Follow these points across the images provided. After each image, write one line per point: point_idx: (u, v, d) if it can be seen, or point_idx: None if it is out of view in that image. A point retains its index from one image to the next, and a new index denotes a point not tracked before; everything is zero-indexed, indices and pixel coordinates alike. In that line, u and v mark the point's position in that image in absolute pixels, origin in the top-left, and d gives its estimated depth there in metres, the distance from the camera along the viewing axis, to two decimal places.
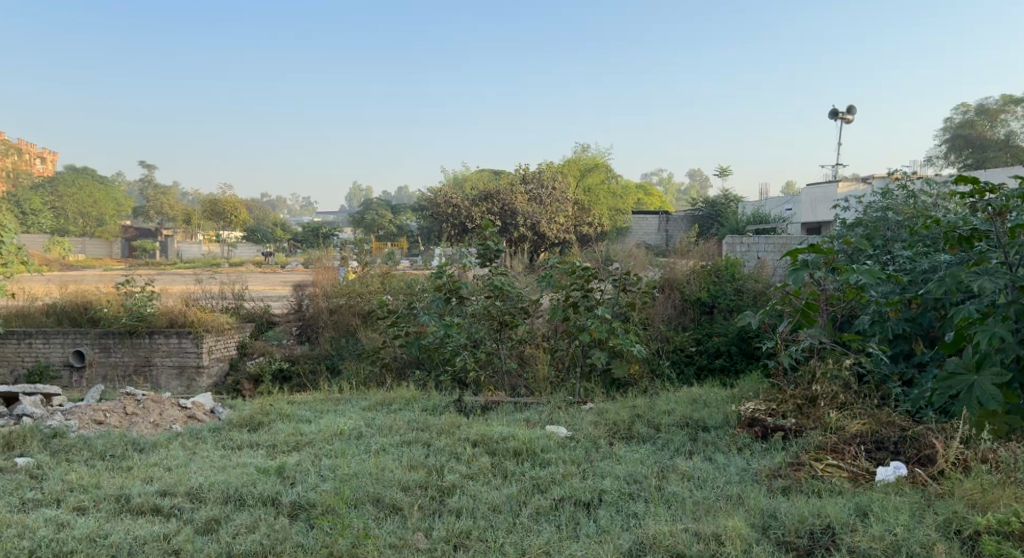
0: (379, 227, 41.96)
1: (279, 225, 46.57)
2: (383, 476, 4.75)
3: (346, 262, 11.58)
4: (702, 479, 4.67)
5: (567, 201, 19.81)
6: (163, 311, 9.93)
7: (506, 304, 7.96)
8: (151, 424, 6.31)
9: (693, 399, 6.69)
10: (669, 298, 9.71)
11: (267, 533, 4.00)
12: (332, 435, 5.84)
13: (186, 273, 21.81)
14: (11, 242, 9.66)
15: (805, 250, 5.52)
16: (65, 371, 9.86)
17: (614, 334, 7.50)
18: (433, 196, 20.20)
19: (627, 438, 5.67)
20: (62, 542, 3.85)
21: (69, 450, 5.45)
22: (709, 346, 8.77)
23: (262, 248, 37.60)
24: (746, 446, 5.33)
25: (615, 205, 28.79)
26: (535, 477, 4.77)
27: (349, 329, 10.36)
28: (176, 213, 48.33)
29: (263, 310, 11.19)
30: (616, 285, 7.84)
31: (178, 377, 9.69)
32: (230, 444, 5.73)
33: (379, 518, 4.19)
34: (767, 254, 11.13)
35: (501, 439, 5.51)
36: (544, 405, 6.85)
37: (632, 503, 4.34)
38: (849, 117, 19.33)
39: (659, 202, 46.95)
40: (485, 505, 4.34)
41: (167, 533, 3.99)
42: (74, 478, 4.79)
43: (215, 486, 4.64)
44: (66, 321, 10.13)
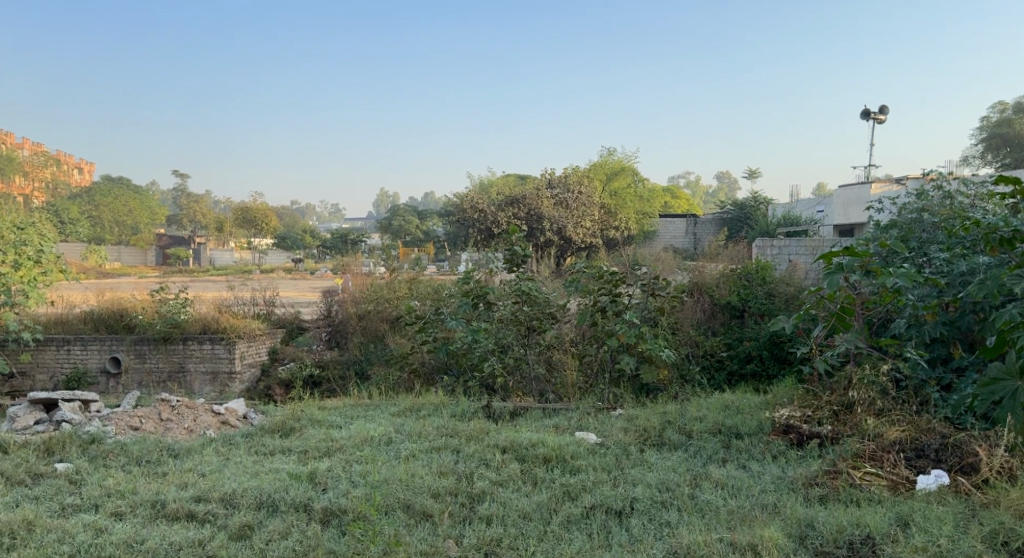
0: (407, 233, 42.25)
1: (309, 232, 47.16)
2: (413, 483, 4.76)
3: (375, 268, 11.65)
4: (736, 488, 4.60)
5: (593, 205, 19.77)
6: (197, 318, 10.09)
7: (534, 308, 7.94)
8: (185, 430, 6.41)
9: (726, 406, 6.60)
10: (698, 302, 9.60)
11: (300, 539, 4.03)
12: (363, 441, 5.86)
13: (218, 280, 22.19)
14: (51, 251, 9.90)
15: (840, 252, 5.39)
16: (102, 377, 10.04)
17: (643, 339, 7.45)
18: (460, 201, 20.28)
19: (658, 445, 5.61)
20: (101, 547, 3.91)
21: (107, 455, 5.56)
22: (740, 352, 8.66)
23: (292, 255, 38.17)
24: (781, 454, 5.24)
25: (643, 209, 28.62)
26: (565, 484, 4.73)
27: (377, 335, 10.48)
28: (208, 221, 49.24)
29: (293, 316, 11.32)
30: (645, 288, 7.74)
31: (211, 383, 9.83)
32: (263, 450, 5.79)
33: (410, 525, 4.20)
34: (799, 256, 10.95)
35: (531, 445, 5.48)
36: (573, 411, 6.81)
37: (664, 511, 4.28)
38: (881, 118, 19.00)
39: (687, 205, 46.56)
40: (516, 512, 4.32)
41: (202, 538, 4.03)
42: (111, 484, 4.87)
43: (248, 492, 4.68)
44: (103, 327, 10.32)
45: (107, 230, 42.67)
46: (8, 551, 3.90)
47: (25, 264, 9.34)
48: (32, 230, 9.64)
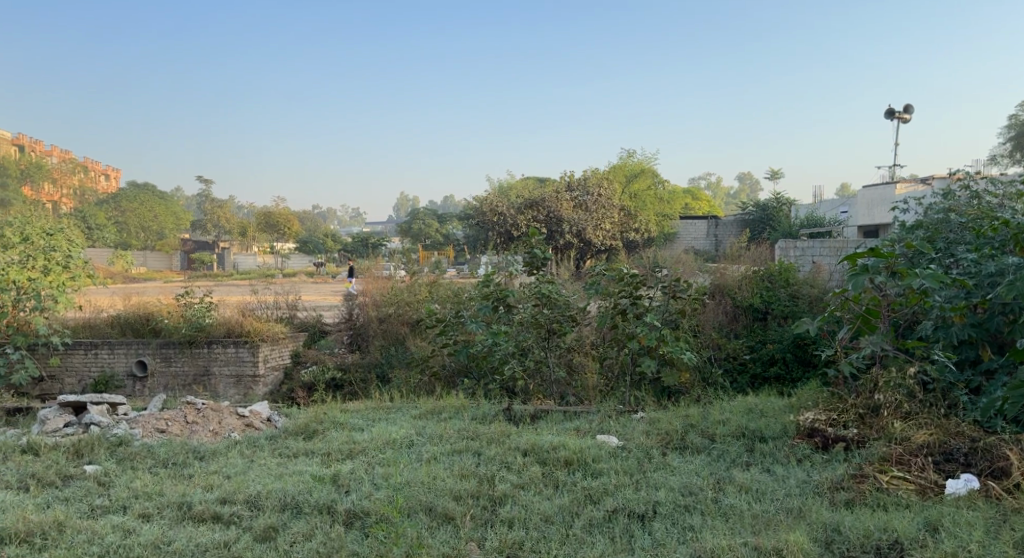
0: (427, 237, 42.45)
1: (331, 235, 47.58)
2: (435, 485, 4.77)
3: (395, 271, 11.73)
4: (761, 492, 4.55)
5: (613, 207, 19.74)
6: (221, 322, 10.23)
7: (553, 311, 7.91)
8: (210, 432, 6.50)
9: (749, 409, 6.53)
10: (720, 305, 9.53)
11: (323, 541, 4.06)
12: (384, 443, 5.89)
13: (242, 283, 22.44)
14: (79, 257, 10.10)
15: (865, 253, 5.32)
16: (129, 381, 10.14)
17: (664, 341, 7.41)
18: (479, 204, 20.34)
19: (681, 448, 5.58)
20: (129, 548, 3.97)
21: (134, 457, 5.64)
22: (763, 354, 8.58)
23: (314, 259, 38.53)
24: (806, 458, 5.18)
25: (663, 211, 28.47)
26: (587, 488, 4.72)
27: (398, 338, 10.54)
28: (231, 225, 49.84)
29: (315, 319, 11.42)
30: (666, 290, 7.67)
31: (235, 386, 9.95)
32: (286, 452, 5.85)
33: (432, 527, 4.21)
34: (822, 257, 10.84)
35: (552, 448, 5.48)
36: (594, 413, 6.80)
37: (687, 515, 4.26)
38: (906, 117, 18.74)
39: (707, 207, 46.24)
40: (538, 515, 4.32)
41: (228, 540, 4.08)
42: (139, 485, 4.95)
43: (273, 494, 4.73)
44: (130, 331, 10.47)
45: (133, 236, 43.30)
46: (40, 551, 3.97)
47: (54, 270, 9.53)
48: (61, 236, 9.85)
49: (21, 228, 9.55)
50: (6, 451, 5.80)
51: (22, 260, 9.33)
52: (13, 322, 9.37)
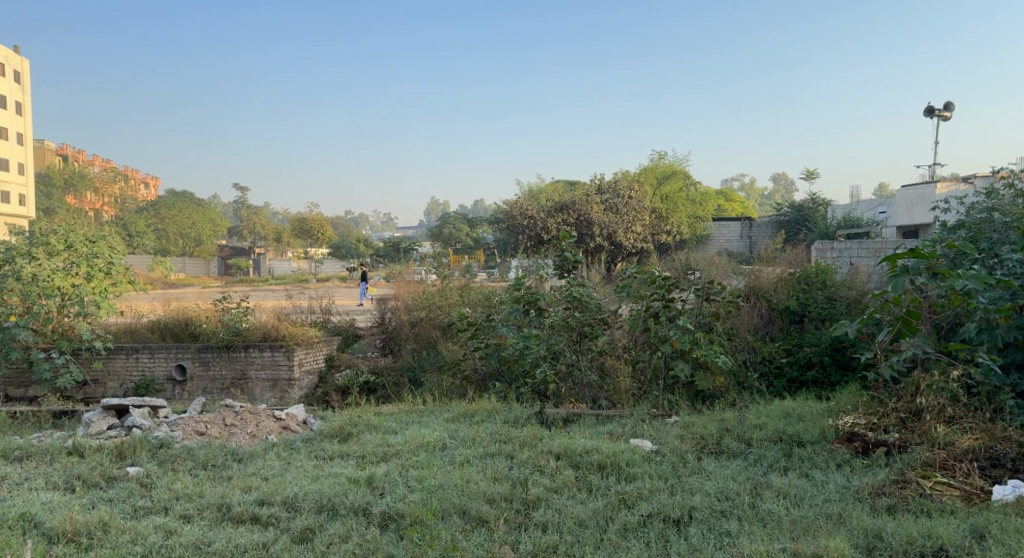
0: (457, 240, 42.68)
1: (363, 240, 48.07)
2: (468, 488, 4.79)
3: (427, 276, 11.81)
4: (799, 497, 4.48)
5: (644, 209, 19.59)
6: (257, 326, 10.41)
7: (585, 314, 7.97)
8: (248, 435, 6.60)
9: (786, 413, 6.42)
10: (755, 307, 9.41)
11: (359, 543, 4.10)
12: (418, 446, 5.93)
13: (277, 289, 22.79)
14: (120, 263, 10.42)
15: (906, 254, 5.21)
16: (169, 384, 10.26)
17: (697, 345, 7.35)
18: (509, 207, 20.35)
19: (716, 453, 5.50)
20: (171, 548, 4.06)
21: (175, 460, 5.76)
22: (800, 358, 8.44)
23: (347, 264, 38.96)
24: (846, 463, 5.08)
25: (695, 213, 28.12)
26: (621, 492, 4.69)
27: (430, 341, 10.62)
28: (266, 232, 50.63)
29: (348, 323, 11.52)
30: (699, 294, 7.60)
31: (272, 389, 10.10)
32: (322, 455, 5.92)
33: (466, 530, 4.22)
34: (861, 259, 10.63)
35: (585, 453, 5.45)
36: (627, 417, 6.74)
37: (724, 521, 4.20)
38: (946, 114, 18.29)
39: (740, 208, 45.67)
40: (572, 519, 4.30)
41: (266, 541, 4.14)
42: (179, 487, 5.05)
43: (309, 495, 4.80)
44: (169, 336, 10.66)
45: (171, 242, 44.28)
46: (86, 550, 4.08)
47: (97, 275, 9.84)
48: (103, 243, 10.17)
49: (65, 235, 9.88)
50: (53, 453, 5.97)
51: (66, 266, 9.62)
52: (58, 328, 9.65)
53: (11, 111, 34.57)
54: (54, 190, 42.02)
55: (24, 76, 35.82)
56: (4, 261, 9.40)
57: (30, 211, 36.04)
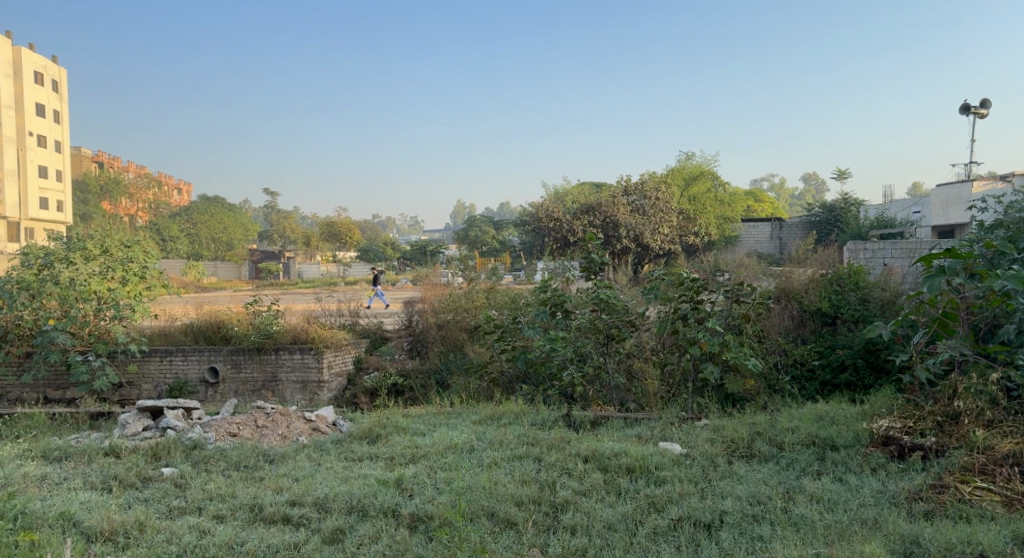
0: (484, 243, 42.77)
1: (391, 243, 48.40)
2: (496, 490, 4.79)
3: (454, 278, 11.85)
4: (833, 502, 4.41)
5: (671, 210, 19.45)
6: (287, 329, 10.53)
7: (612, 316, 7.87)
8: (279, 436, 6.71)
9: (818, 417, 6.32)
10: (786, 309, 9.28)
11: (389, 543, 4.13)
12: (446, 448, 5.95)
13: (307, 292, 23.04)
14: (154, 267, 10.63)
15: (941, 254, 5.09)
16: (201, 387, 10.41)
17: (726, 347, 7.26)
18: (535, 210, 20.33)
19: (747, 457, 5.44)
20: (205, 548, 4.13)
21: (208, 460, 5.86)
22: (832, 360, 8.30)
23: (374, 267, 39.28)
24: (881, 467, 4.99)
25: (724, 213, 27.81)
26: (650, 495, 4.65)
27: (456, 344, 10.67)
28: (295, 235, 51.28)
29: (376, 326, 11.59)
30: (728, 295, 7.54)
31: (301, 391, 10.21)
32: (351, 456, 5.97)
33: (495, 533, 4.22)
34: (895, 259, 10.42)
35: (613, 455, 5.42)
36: (656, 420, 6.70)
37: (756, 525, 4.15)
38: (983, 112, 17.87)
39: (770, 208, 45.11)
40: (600, 523, 4.28)
41: (297, 542, 4.19)
42: (213, 487, 5.14)
43: (339, 496, 4.84)
44: (202, 338, 10.78)
45: (203, 246, 45.04)
46: (124, 549, 4.16)
47: (132, 279, 10.04)
48: (138, 248, 10.41)
49: (101, 241, 10.11)
50: (91, 453, 6.10)
51: (102, 271, 9.85)
52: (94, 331, 9.86)
53: (50, 120, 35.50)
54: (90, 196, 43.03)
55: (61, 85, 36.71)
56: (42, 266, 9.63)
57: (68, 217, 36.91)
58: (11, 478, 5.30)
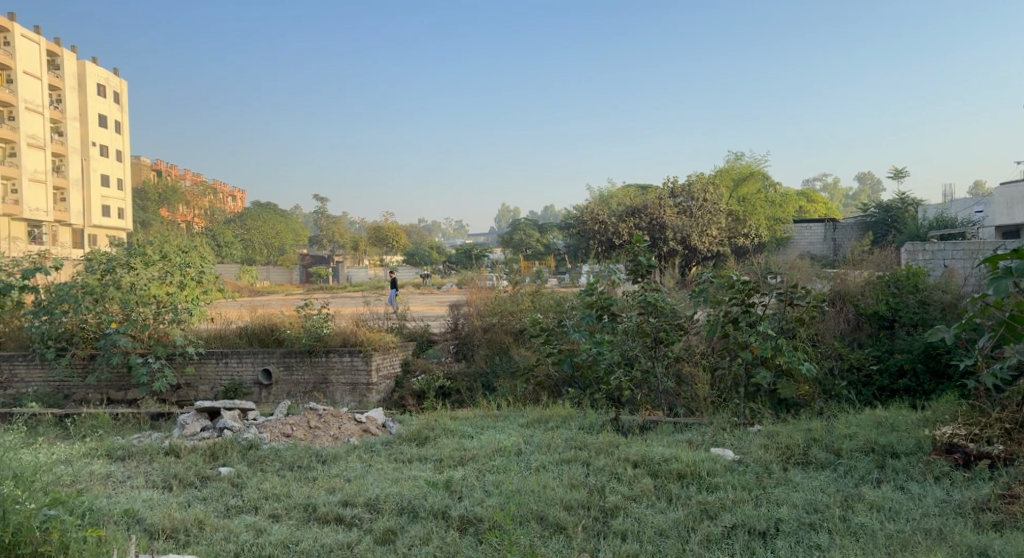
0: (529, 247, 42.68)
1: (437, 247, 48.80)
2: (545, 494, 4.78)
3: (499, 282, 11.91)
4: (894, 511, 4.27)
5: (719, 212, 19.14)
6: (337, 332, 10.70)
7: (660, 319, 7.70)
8: (331, 437, 6.83)
9: (877, 423, 6.13)
10: (841, 312, 9.04)
11: (439, 545, 4.16)
12: (494, 451, 5.96)
13: (355, 296, 23.37)
14: (209, 272, 11.01)
15: (1007, 255, 4.85)
16: (255, 388, 10.60)
17: (779, 351, 7.09)
18: (580, 212, 20.22)
19: (803, 464, 5.31)
20: (261, 546, 4.22)
21: (263, 460, 6.01)
22: (890, 365, 8.05)
23: (421, 271, 39.65)
24: (945, 475, 4.81)
25: (774, 214, 27.20)
26: (702, 502, 4.58)
27: (502, 347, 10.73)
28: (343, 240, 52.22)
29: (423, 329, 11.73)
30: (782, 298, 7.35)
31: (351, 393, 10.36)
32: (401, 457, 6.04)
33: (545, 536, 4.22)
34: (956, 261, 10.08)
35: (663, 461, 5.36)
36: (706, 426, 6.58)
37: (814, 533, 4.05)
38: None
39: (824, 209, 43.98)
40: (652, 529, 4.23)
41: (350, 541, 4.26)
42: (268, 487, 5.26)
43: (390, 498, 4.90)
44: (256, 341, 11.04)
45: (255, 251, 46.21)
46: (184, 546, 4.29)
47: (188, 284, 10.47)
48: (194, 253, 10.81)
49: (160, 247, 10.52)
50: (152, 453, 6.29)
51: (161, 275, 10.27)
52: (154, 334, 10.14)
53: (112, 130, 36.90)
54: (149, 203, 44.55)
55: (122, 96, 38.10)
56: (104, 271, 10.02)
57: (128, 223, 38.30)
58: (79, 476, 5.52)
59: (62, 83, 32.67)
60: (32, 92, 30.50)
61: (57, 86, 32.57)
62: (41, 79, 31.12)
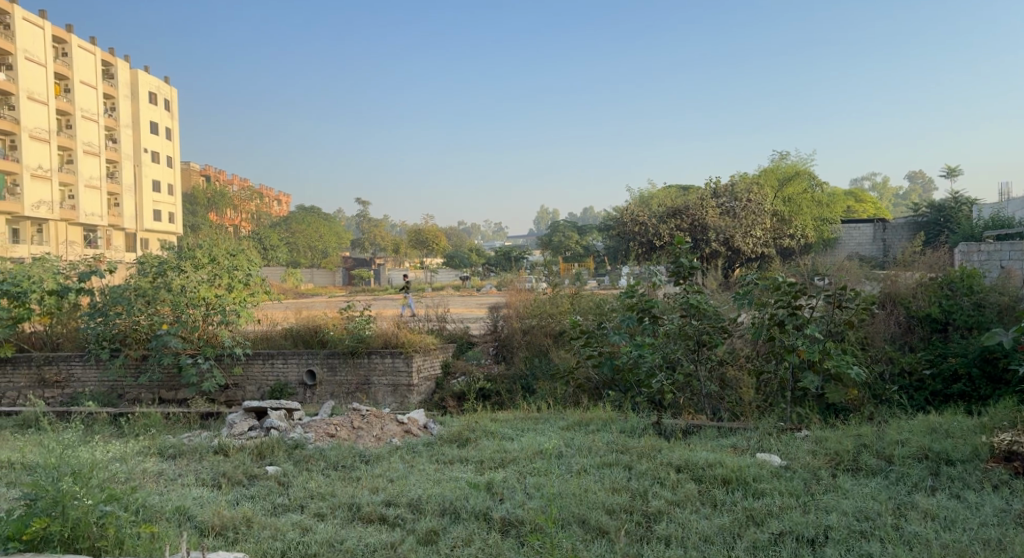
0: (568, 248, 42.58)
1: (477, 249, 49.02)
2: (587, 497, 4.76)
3: (538, 284, 11.91)
4: (950, 520, 4.14)
5: (764, 212, 18.76)
6: (379, 333, 10.82)
7: (703, 322, 7.59)
8: (374, 437, 6.92)
9: (931, 429, 5.94)
10: (892, 315, 8.82)
11: (481, 547, 4.17)
12: (535, 453, 5.96)
13: (397, 298, 23.67)
14: (256, 275, 11.27)
15: None
16: (300, 389, 10.77)
17: (827, 355, 6.92)
18: (620, 214, 20.06)
19: (853, 471, 5.17)
20: (307, 545, 4.28)
21: (308, 460, 6.10)
22: (943, 370, 7.79)
23: (461, 273, 40.02)
24: (1004, 484, 4.64)
25: (821, 214, 26.56)
26: (748, 508, 4.50)
27: (542, 349, 10.74)
28: (385, 243, 52.93)
29: (463, 331, 11.81)
30: (829, 300, 7.19)
31: (393, 394, 10.47)
32: (443, 459, 6.08)
33: (587, 540, 4.20)
34: (1014, 262, 9.75)
35: (708, 466, 5.28)
36: (751, 430, 6.47)
37: (865, 542, 3.95)
38: None
39: (873, 208, 42.79)
40: (696, 534, 4.17)
41: (394, 541, 4.30)
42: (313, 486, 5.34)
43: (433, 498, 4.93)
44: (301, 343, 11.25)
45: (300, 254, 47.13)
46: (233, 544, 4.38)
47: (237, 287, 10.75)
48: (242, 256, 11.08)
49: (209, 250, 10.80)
50: (202, 452, 6.46)
51: (211, 278, 10.55)
52: (203, 335, 10.41)
53: (163, 137, 38.04)
54: (198, 208, 45.92)
55: (173, 103, 39.22)
56: (156, 274, 10.35)
57: (178, 228, 39.43)
58: (133, 473, 5.70)
59: (117, 91, 33.81)
60: (89, 101, 31.64)
61: (111, 95, 33.70)
62: (97, 88, 32.29)
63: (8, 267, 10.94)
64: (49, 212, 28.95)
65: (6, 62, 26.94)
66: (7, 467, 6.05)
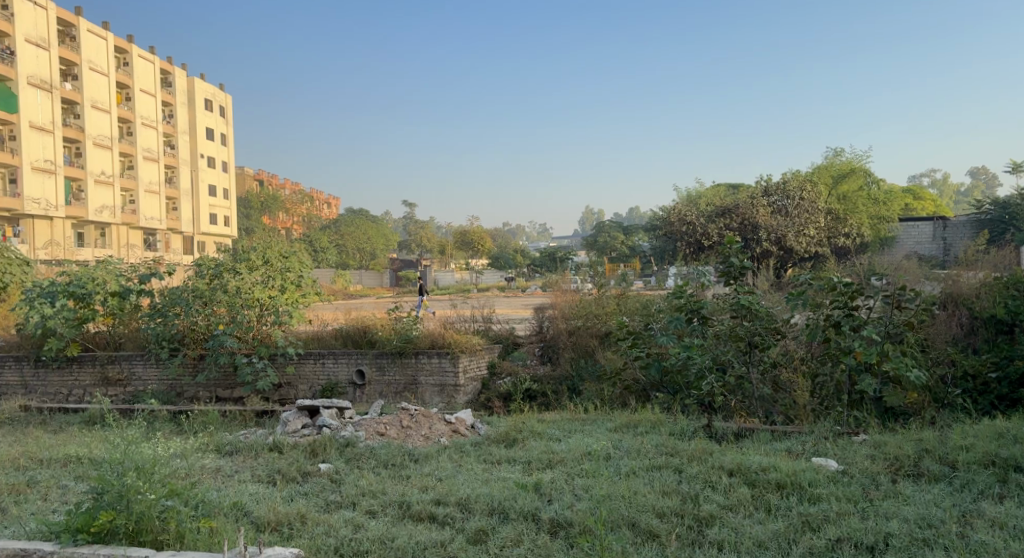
0: (615, 249, 42.18)
1: (523, 250, 49.02)
2: (636, 500, 4.72)
3: (584, 284, 11.86)
4: (1020, 529, 3.96)
5: (817, 211, 18.34)
6: (426, 334, 10.94)
7: (755, 323, 7.49)
8: (423, 436, 7.00)
9: (998, 434, 5.70)
10: (954, 316, 8.61)
11: (531, 547, 4.18)
12: (584, 455, 5.94)
13: (444, 299, 23.90)
14: (308, 276, 11.54)
15: None
16: (349, 388, 10.95)
17: (885, 356, 6.73)
18: (668, 213, 19.83)
19: (914, 476, 5.01)
20: (360, 542, 4.36)
21: (359, 458, 6.21)
22: (1010, 373, 7.44)
23: (506, 274, 40.08)
24: None
25: (878, 212, 25.74)
26: (804, 513, 4.39)
27: (588, 350, 10.70)
28: (431, 245, 53.43)
29: (508, 332, 11.85)
30: (887, 301, 7.02)
31: (439, 394, 10.55)
32: (491, 458, 6.11)
33: (638, 543, 4.16)
34: None
35: (761, 470, 5.18)
36: (806, 434, 6.32)
37: (928, 550, 3.82)
38: None
39: (932, 206, 41.34)
40: (750, 540, 4.09)
41: (443, 540, 4.33)
42: (364, 484, 5.43)
43: (481, 498, 4.96)
44: (350, 342, 11.44)
45: (349, 255, 47.88)
46: (288, 539, 4.48)
47: (290, 288, 11.00)
48: (295, 258, 11.38)
49: (263, 252, 11.10)
50: (257, 449, 6.63)
51: (264, 280, 10.82)
52: (257, 335, 10.68)
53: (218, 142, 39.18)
54: (251, 212, 47.19)
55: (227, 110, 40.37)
56: (212, 276, 10.67)
57: (233, 230, 40.56)
58: (192, 469, 5.88)
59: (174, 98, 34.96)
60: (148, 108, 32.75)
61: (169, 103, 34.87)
62: (156, 96, 33.41)
63: (75, 269, 11.43)
64: (111, 216, 30.07)
65: (70, 73, 28.05)
66: (75, 462, 6.31)
